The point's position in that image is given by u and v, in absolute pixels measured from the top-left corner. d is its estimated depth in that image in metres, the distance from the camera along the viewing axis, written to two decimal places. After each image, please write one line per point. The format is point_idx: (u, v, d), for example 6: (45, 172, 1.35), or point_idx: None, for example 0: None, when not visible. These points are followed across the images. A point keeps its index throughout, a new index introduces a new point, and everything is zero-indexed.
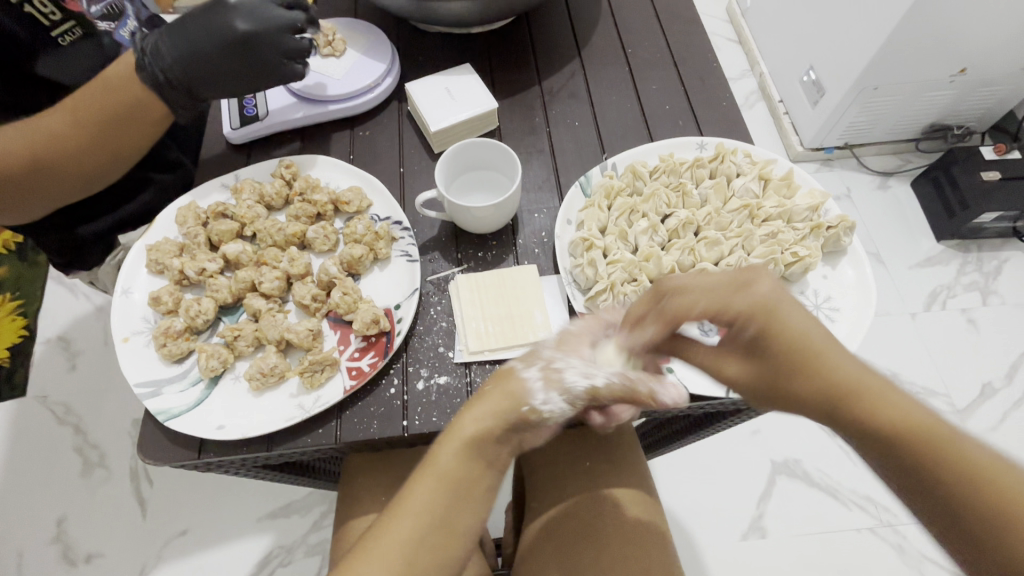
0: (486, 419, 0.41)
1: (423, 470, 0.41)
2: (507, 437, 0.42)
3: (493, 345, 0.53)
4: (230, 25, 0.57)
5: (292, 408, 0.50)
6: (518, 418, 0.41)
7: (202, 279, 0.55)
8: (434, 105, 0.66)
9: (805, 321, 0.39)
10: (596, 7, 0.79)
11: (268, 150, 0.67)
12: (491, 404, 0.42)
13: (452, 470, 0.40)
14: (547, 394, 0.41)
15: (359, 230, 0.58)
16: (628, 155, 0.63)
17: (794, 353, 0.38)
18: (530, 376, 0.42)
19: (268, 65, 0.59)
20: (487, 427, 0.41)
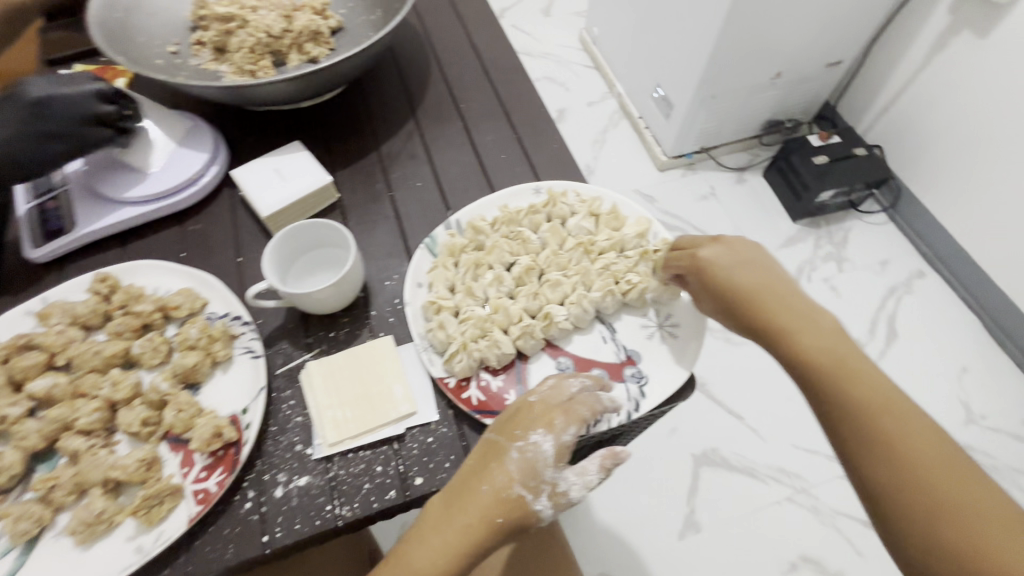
0: (495, 515, 0.45)
1: (415, 552, 0.45)
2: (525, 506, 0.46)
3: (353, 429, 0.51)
4: (25, 93, 0.57)
5: (127, 554, 0.45)
6: (530, 492, 0.46)
7: (5, 428, 0.49)
8: (264, 189, 0.64)
9: (748, 275, 0.52)
10: (426, 66, 0.82)
11: (84, 262, 0.62)
12: (505, 499, 0.46)
13: (468, 521, 0.45)
14: (542, 440, 0.47)
15: (192, 335, 0.54)
16: (468, 211, 0.64)
17: (743, 301, 0.51)
18: (540, 442, 0.47)
19: (64, 129, 0.58)
20: (489, 525, 0.45)
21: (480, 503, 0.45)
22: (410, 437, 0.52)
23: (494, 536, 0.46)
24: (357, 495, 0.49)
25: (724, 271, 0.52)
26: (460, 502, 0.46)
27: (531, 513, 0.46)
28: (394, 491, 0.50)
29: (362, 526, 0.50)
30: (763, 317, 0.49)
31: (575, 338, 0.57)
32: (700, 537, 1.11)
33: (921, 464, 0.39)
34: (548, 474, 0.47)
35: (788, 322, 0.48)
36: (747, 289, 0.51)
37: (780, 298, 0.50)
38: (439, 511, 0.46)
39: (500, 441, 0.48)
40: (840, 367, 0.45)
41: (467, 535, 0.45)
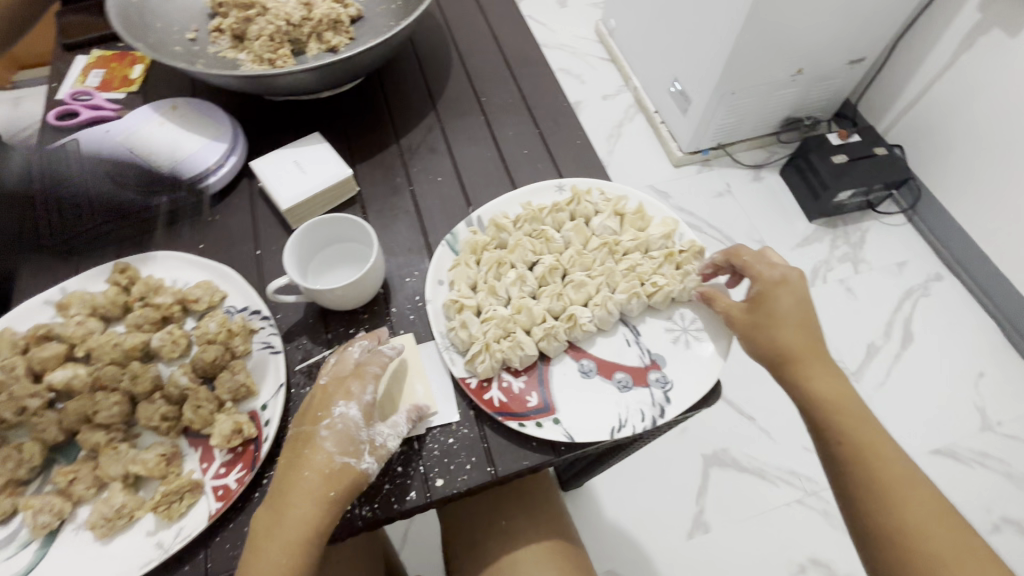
0: (326, 490, 0.45)
1: (256, 565, 0.44)
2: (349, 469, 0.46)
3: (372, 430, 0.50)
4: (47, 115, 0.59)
5: (148, 550, 0.45)
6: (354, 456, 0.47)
7: (25, 418, 0.49)
8: (283, 181, 0.63)
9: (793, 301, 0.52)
10: (446, 56, 0.80)
11: (101, 252, 0.61)
12: (327, 476, 0.46)
13: (301, 506, 0.45)
14: (346, 408, 0.48)
15: (211, 329, 0.54)
16: (491, 207, 0.63)
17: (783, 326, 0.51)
18: (346, 410, 0.48)
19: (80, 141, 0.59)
20: (322, 504, 0.45)
21: (302, 488, 0.45)
22: (430, 438, 0.52)
23: (334, 509, 0.46)
24: (377, 496, 0.49)
25: (779, 298, 0.52)
26: (283, 498, 0.45)
27: (361, 475, 0.46)
28: (415, 492, 0.49)
29: (384, 525, 0.49)
30: (793, 350, 0.51)
31: (599, 340, 0.56)
32: (708, 537, 1.10)
33: (908, 497, 0.44)
34: (365, 434, 0.48)
35: (814, 357, 0.50)
36: (791, 322, 0.51)
37: (814, 333, 0.51)
38: (268, 516, 0.45)
39: (306, 428, 0.48)
40: (841, 408, 0.49)
41: (297, 522, 0.44)
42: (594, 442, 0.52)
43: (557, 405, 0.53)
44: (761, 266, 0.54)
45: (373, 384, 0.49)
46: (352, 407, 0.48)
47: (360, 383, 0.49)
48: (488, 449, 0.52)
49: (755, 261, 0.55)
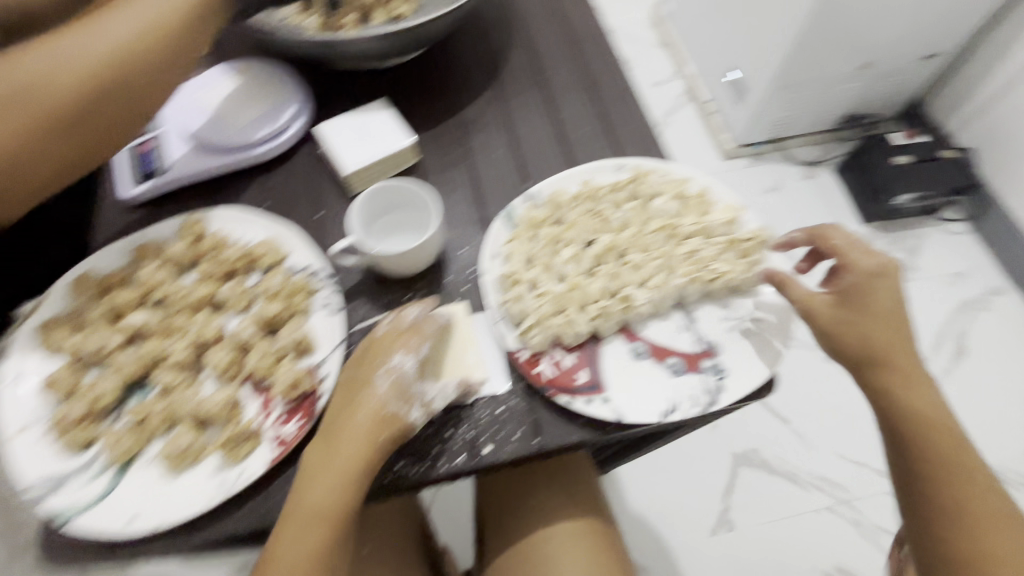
0: (377, 435, 0.47)
1: (307, 494, 0.46)
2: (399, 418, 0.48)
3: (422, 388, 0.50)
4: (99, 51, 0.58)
5: (212, 488, 0.47)
6: (405, 408, 0.49)
7: (104, 356, 0.52)
8: (348, 146, 0.64)
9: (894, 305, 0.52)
10: (508, 30, 0.79)
11: (172, 206, 0.64)
12: (380, 421, 0.48)
13: (352, 446, 0.47)
14: (402, 361, 0.50)
15: (275, 285, 0.56)
16: (549, 184, 0.63)
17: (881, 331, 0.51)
18: (402, 364, 0.50)
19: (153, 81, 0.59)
20: (371, 447, 0.47)
21: (355, 429, 0.47)
22: (480, 406, 0.52)
23: (381, 453, 0.48)
24: (427, 457, 0.50)
25: (882, 297, 0.52)
26: (335, 437, 0.48)
27: (408, 425, 0.49)
28: (463, 457, 0.50)
29: (431, 486, 0.51)
30: (887, 352, 0.50)
31: (653, 323, 0.56)
32: (732, 536, 1.09)
33: (987, 515, 0.46)
34: (418, 390, 0.50)
35: (908, 364, 0.51)
36: (893, 325, 0.51)
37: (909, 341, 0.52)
38: (318, 452, 0.48)
39: (361, 375, 0.50)
40: (931, 419, 0.49)
41: (345, 461, 0.46)
42: (643, 425, 0.52)
43: (607, 385, 0.53)
44: (864, 265, 0.54)
45: (428, 343, 0.51)
46: (406, 360, 0.50)
47: (414, 340, 0.51)
48: (536, 422, 0.52)
49: (857, 258, 0.54)
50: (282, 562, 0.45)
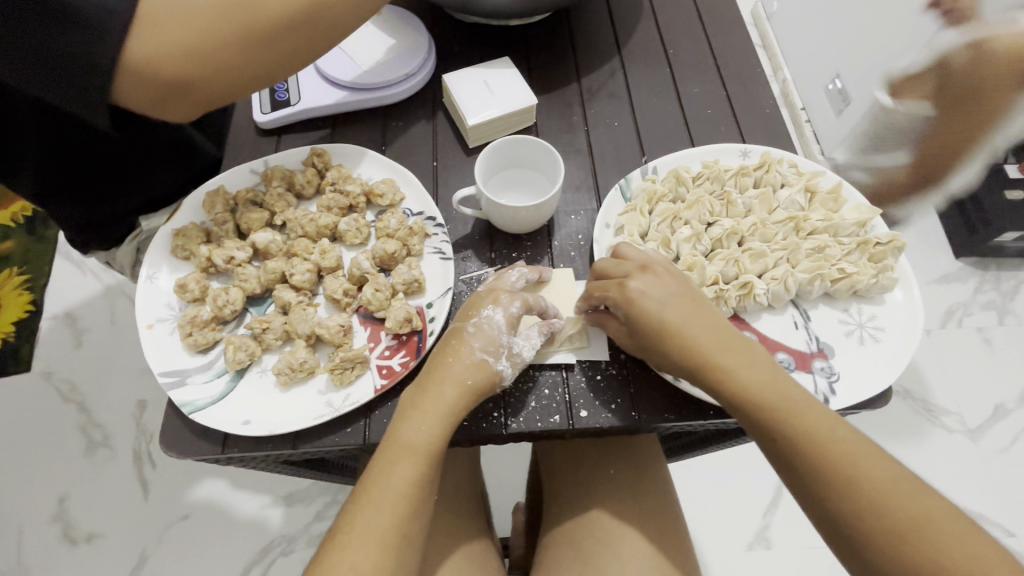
0: (465, 378, 0.48)
1: (407, 429, 0.46)
2: (488, 367, 0.49)
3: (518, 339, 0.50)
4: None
5: (320, 406, 0.49)
6: (492, 358, 0.49)
7: (230, 267, 0.54)
8: (471, 98, 0.64)
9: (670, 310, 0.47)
10: (638, 4, 0.77)
11: (298, 136, 0.66)
12: (471, 366, 0.48)
13: (450, 386, 0.47)
14: (493, 312, 0.50)
15: (392, 225, 0.57)
16: (670, 160, 0.61)
17: (682, 341, 0.47)
18: (494, 315, 0.50)
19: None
20: (467, 391, 0.48)
21: (450, 372, 0.48)
22: (578, 370, 0.52)
23: (473, 399, 0.48)
24: (522, 410, 0.51)
25: (641, 305, 0.48)
26: (431, 378, 0.48)
27: (495, 374, 0.49)
28: (558, 416, 0.51)
29: (523, 439, 0.51)
30: (711, 362, 0.46)
31: (765, 315, 0.54)
32: (769, 555, 1.05)
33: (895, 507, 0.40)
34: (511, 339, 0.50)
35: (701, 353, 0.46)
36: (680, 331, 0.47)
37: (704, 321, 0.48)
38: (413, 391, 0.48)
39: (457, 324, 0.51)
40: (772, 402, 0.44)
41: (447, 400, 0.47)
42: None
43: None
44: (606, 268, 0.51)
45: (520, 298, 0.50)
46: (498, 312, 0.50)
47: (508, 293, 0.51)
48: (634, 394, 0.51)
49: (615, 267, 0.51)
50: (382, 490, 0.44)
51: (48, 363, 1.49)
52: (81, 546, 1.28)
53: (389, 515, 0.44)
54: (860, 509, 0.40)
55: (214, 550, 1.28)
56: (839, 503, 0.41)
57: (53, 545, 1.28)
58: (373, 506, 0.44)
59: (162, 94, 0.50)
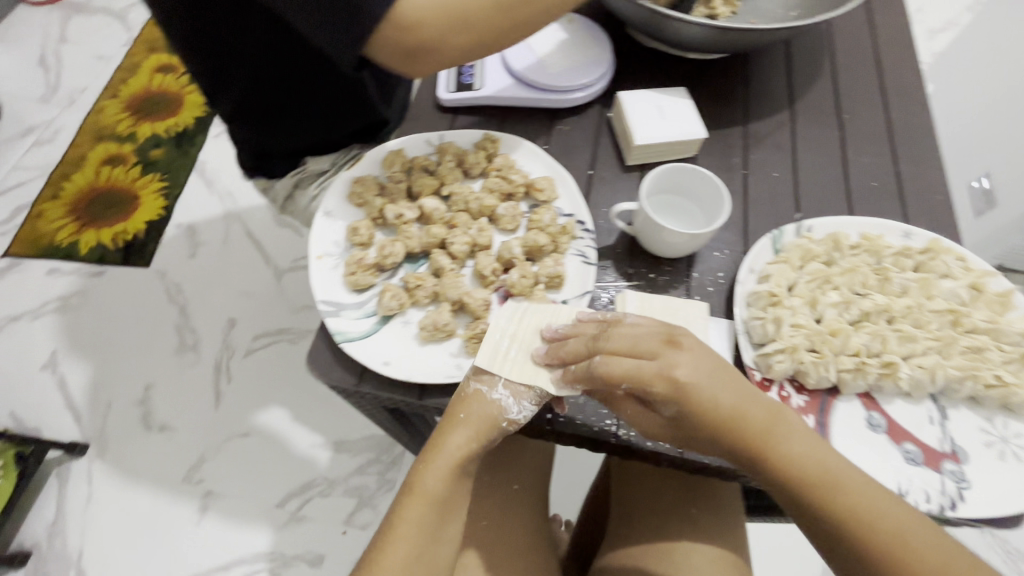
0: (459, 412, 0.50)
1: (422, 475, 0.50)
2: (479, 399, 0.50)
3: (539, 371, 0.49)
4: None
5: (448, 367, 0.53)
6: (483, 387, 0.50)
7: (397, 224, 0.60)
8: (644, 120, 0.66)
9: (717, 392, 0.45)
10: (819, 62, 0.77)
11: (471, 118, 0.70)
12: (467, 400, 0.50)
13: (458, 436, 0.50)
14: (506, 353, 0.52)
15: (545, 220, 0.60)
16: (828, 223, 0.61)
17: (724, 424, 0.45)
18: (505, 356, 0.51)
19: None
20: (473, 437, 0.50)
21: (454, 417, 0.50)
22: None
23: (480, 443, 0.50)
24: None
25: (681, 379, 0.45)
26: (443, 427, 0.51)
27: (489, 399, 0.50)
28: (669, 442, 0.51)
29: (627, 452, 0.53)
30: (747, 435, 0.45)
31: (900, 401, 0.53)
32: None
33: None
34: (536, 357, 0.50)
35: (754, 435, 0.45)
36: (724, 417, 0.45)
37: (749, 398, 0.46)
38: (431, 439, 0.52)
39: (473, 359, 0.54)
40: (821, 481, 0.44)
41: (459, 447, 0.50)
42: None
43: (834, 439, 0.51)
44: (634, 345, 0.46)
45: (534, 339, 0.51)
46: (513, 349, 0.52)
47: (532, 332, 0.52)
48: None
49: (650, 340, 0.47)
50: (401, 535, 0.48)
51: (164, 264, 1.64)
52: (153, 433, 1.40)
53: (407, 554, 0.48)
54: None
55: (263, 472, 1.36)
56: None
57: (131, 425, 1.41)
58: (395, 546, 0.48)
59: (415, 50, 0.55)
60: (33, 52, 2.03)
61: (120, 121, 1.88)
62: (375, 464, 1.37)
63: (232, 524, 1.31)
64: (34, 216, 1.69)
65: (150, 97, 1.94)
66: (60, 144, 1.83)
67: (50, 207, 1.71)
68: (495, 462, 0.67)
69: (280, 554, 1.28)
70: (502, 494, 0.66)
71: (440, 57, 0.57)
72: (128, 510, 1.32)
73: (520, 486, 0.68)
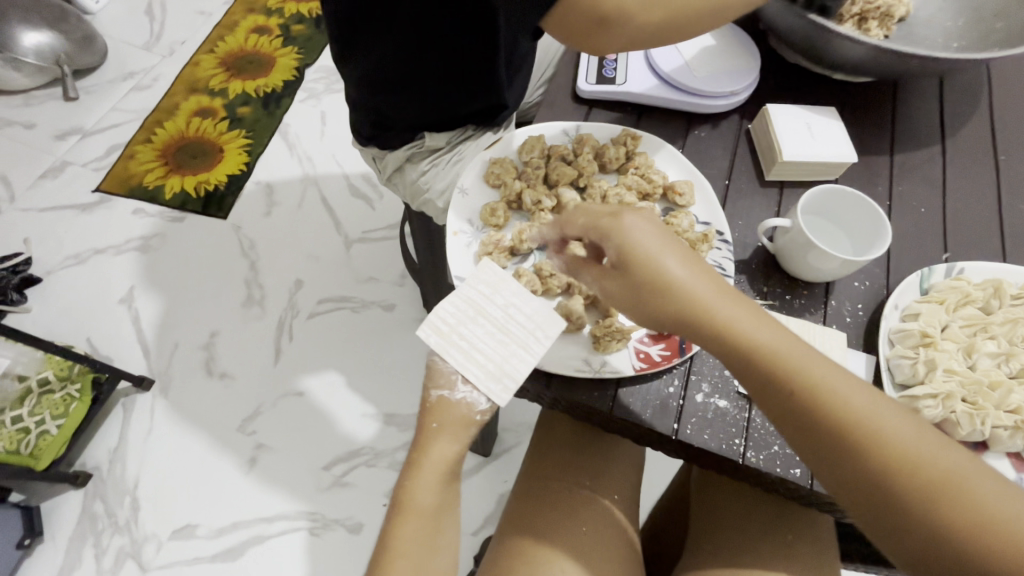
0: (432, 421, 0.54)
1: (412, 490, 0.52)
2: (445, 404, 0.53)
3: (468, 367, 0.51)
4: None
5: (580, 360, 0.52)
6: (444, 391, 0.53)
7: (534, 210, 0.60)
8: (793, 135, 0.63)
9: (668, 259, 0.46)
10: (976, 98, 0.73)
11: (606, 113, 0.69)
12: (435, 407, 0.54)
13: (438, 447, 0.54)
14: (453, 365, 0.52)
15: (683, 225, 0.59)
16: (986, 268, 0.57)
17: (675, 293, 0.45)
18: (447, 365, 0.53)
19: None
20: (452, 441, 0.54)
21: (430, 425, 0.54)
22: None
23: (457, 446, 0.54)
24: (765, 449, 0.50)
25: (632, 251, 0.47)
26: (425, 443, 0.54)
27: (453, 404, 0.53)
28: (800, 471, 0.49)
29: (753, 477, 0.50)
30: (695, 308, 0.45)
31: None
32: None
33: (909, 456, 0.39)
34: (451, 369, 0.52)
35: (719, 325, 0.44)
36: (674, 284, 0.45)
37: (699, 271, 0.46)
38: (413, 456, 0.54)
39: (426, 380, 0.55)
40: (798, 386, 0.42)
41: (443, 454, 0.54)
42: None
43: None
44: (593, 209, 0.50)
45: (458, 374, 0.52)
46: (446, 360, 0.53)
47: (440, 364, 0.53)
48: None
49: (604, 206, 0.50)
50: (404, 549, 0.50)
51: (240, 218, 1.69)
52: (214, 379, 1.45)
53: (413, 565, 0.49)
54: (931, 510, 0.38)
55: (313, 433, 1.39)
56: (908, 504, 0.39)
57: (194, 369, 1.46)
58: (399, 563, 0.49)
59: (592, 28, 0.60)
60: (141, 1, 2.11)
61: (214, 75, 1.94)
62: None
63: (278, 479, 1.34)
64: (126, 157, 1.77)
65: (244, 56, 2.00)
66: (157, 91, 1.90)
67: (141, 150, 1.78)
68: (594, 471, 0.67)
69: (320, 516, 1.30)
70: (599, 501, 0.65)
71: (611, 38, 0.62)
72: (183, 448, 1.36)
73: (619, 497, 0.67)
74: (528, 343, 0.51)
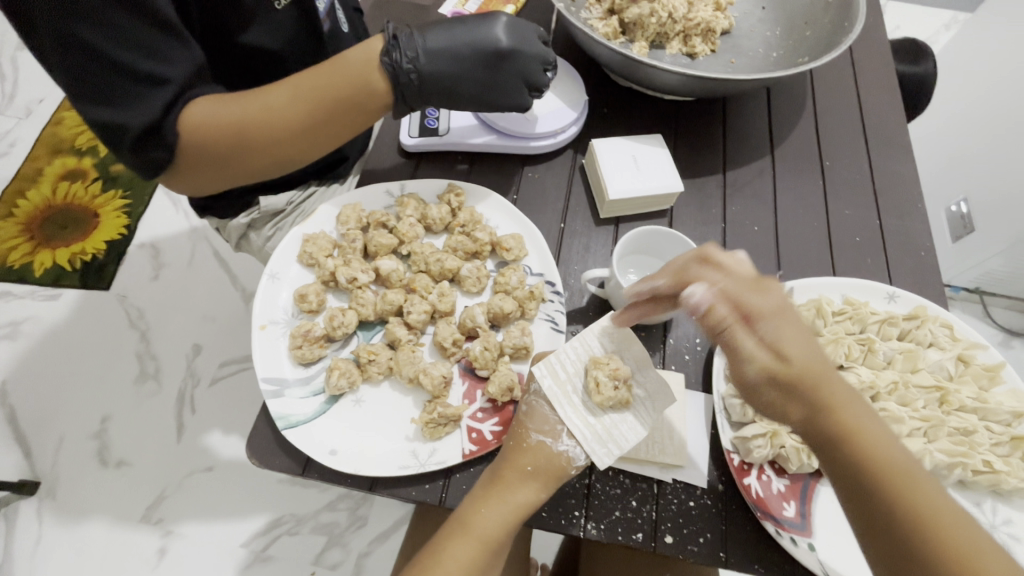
0: (525, 463, 0.46)
1: (481, 513, 0.45)
2: (543, 450, 0.46)
3: (575, 419, 0.47)
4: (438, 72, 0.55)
5: (405, 456, 0.48)
6: (550, 438, 0.47)
7: (350, 288, 0.56)
8: (618, 170, 0.62)
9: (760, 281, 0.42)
10: (800, 105, 0.74)
11: (436, 165, 0.66)
12: (525, 447, 0.47)
13: (519, 487, 0.45)
14: (563, 415, 0.47)
15: (512, 282, 0.56)
16: (813, 285, 0.57)
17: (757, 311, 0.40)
18: (557, 415, 0.48)
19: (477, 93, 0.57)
20: (542, 488, 0.45)
21: (517, 459, 0.46)
22: (670, 491, 0.49)
23: (545, 491, 0.46)
24: (606, 517, 0.48)
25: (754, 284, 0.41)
26: (504, 475, 0.46)
27: (554, 455, 0.46)
28: (641, 535, 0.47)
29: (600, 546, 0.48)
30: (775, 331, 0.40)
31: None
32: None
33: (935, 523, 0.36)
34: (557, 416, 0.48)
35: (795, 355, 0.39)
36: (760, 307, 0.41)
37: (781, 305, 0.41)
38: (488, 483, 0.46)
39: (524, 421, 0.48)
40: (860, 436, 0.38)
41: (516, 491, 0.45)
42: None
43: (816, 529, 0.46)
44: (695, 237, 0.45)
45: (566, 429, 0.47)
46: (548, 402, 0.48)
47: (539, 413, 0.48)
48: (725, 531, 0.48)
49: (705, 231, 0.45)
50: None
51: (125, 286, 1.51)
52: (110, 469, 1.27)
53: None
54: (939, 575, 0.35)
55: (224, 511, 1.23)
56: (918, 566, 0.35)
57: (82, 464, 1.28)
58: None
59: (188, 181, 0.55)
60: None
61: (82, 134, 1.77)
62: (345, 500, 1.25)
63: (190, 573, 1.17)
64: None
65: None
66: (15, 157, 1.71)
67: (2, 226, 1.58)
68: None
69: None
70: None
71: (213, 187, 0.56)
72: (76, 556, 1.18)
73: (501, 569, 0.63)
74: (637, 408, 0.48)
